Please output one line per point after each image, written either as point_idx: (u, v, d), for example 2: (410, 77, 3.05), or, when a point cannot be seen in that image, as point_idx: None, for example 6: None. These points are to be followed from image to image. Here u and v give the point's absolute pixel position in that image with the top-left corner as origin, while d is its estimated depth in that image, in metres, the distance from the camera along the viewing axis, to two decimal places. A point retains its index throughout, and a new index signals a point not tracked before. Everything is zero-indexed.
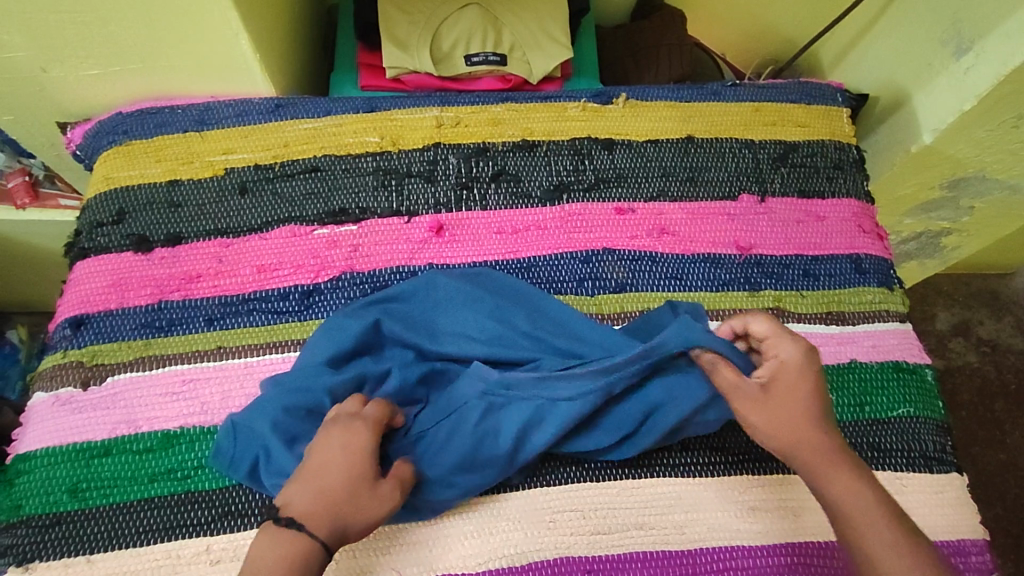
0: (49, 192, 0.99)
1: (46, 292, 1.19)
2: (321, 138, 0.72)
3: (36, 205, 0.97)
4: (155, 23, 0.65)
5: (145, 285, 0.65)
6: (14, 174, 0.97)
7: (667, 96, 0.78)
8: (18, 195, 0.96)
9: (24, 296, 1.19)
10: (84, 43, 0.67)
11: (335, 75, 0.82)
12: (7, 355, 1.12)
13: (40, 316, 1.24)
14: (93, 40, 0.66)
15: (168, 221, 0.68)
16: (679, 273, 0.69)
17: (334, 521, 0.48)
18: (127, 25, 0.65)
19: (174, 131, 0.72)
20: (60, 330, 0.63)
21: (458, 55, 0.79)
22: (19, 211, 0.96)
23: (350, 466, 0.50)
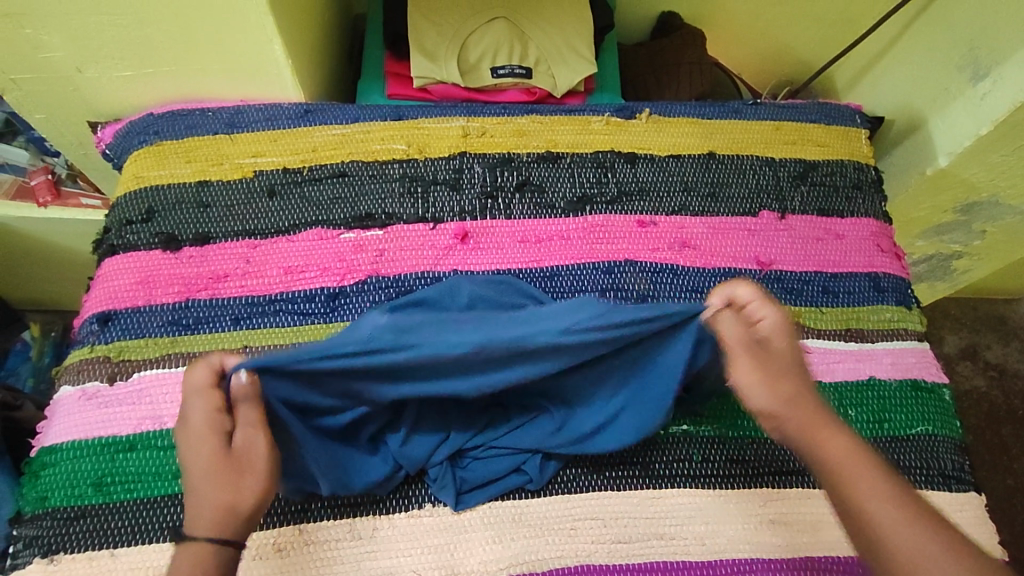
0: (72, 190, 1.01)
1: (60, 291, 1.19)
2: (349, 144, 0.73)
3: (58, 203, 0.99)
4: (192, 26, 0.66)
5: (173, 282, 0.65)
6: (37, 173, 0.99)
7: (689, 112, 0.79)
8: (41, 193, 0.98)
9: (39, 294, 1.20)
10: (120, 45, 0.68)
11: (362, 83, 0.83)
12: (19, 352, 1.12)
13: (52, 315, 1.24)
14: (129, 41, 0.68)
15: (197, 222, 0.68)
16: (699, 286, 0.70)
17: (221, 520, 0.47)
18: (165, 27, 0.66)
19: (204, 133, 0.73)
20: (88, 325, 0.63)
21: (484, 67, 0.80)
22: (40, 209, 0.97)
23: (194, 449, 0.48)
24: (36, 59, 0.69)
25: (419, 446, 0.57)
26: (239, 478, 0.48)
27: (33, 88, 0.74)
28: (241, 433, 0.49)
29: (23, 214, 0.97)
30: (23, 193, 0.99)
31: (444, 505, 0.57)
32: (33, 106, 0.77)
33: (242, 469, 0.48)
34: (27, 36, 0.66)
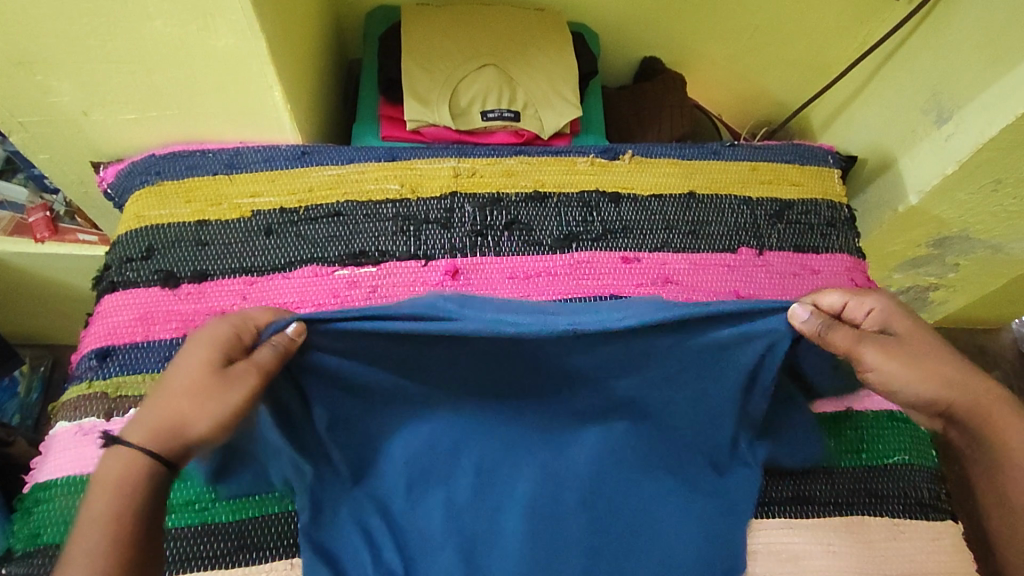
0: (68, 227, 1.02)
1: (54, 325, 1.20)
2: (344, 184, 0.77)
3: (54, 239, 1.00)
4: (196, 72, 0.69)
5: (171, 319, 0.67)
6: (35, 210, 1.01)
7: (670, 153, 0.83)
8: (38, 230, 1.00)
9: (31, 328, 1.20)
10: (125, 89, 0.71)
11: (357, 125, 0.86)
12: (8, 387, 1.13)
13: (43, 349, 1.25)
14: (134, 87, 0.71)
15: (195, 259, 0.70)
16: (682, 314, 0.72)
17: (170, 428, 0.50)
18: (171, 74, 0.69)
19: (204, 173, 0.75)
20: (85, 361, 0.65)
21: (474, 111, 0.83)
22: (38, 244, 0.99)
23: (185, 366, 0.51)
24: (44, 103, 0.72)
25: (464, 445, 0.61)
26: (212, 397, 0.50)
27: (38, 129, 0.76)
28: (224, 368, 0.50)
29: (20, 248, 0.98)
30: (21, 229, 1.01)
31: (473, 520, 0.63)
32: (38, 147, 0.80)
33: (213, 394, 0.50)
34: (37, 83, 0.69)
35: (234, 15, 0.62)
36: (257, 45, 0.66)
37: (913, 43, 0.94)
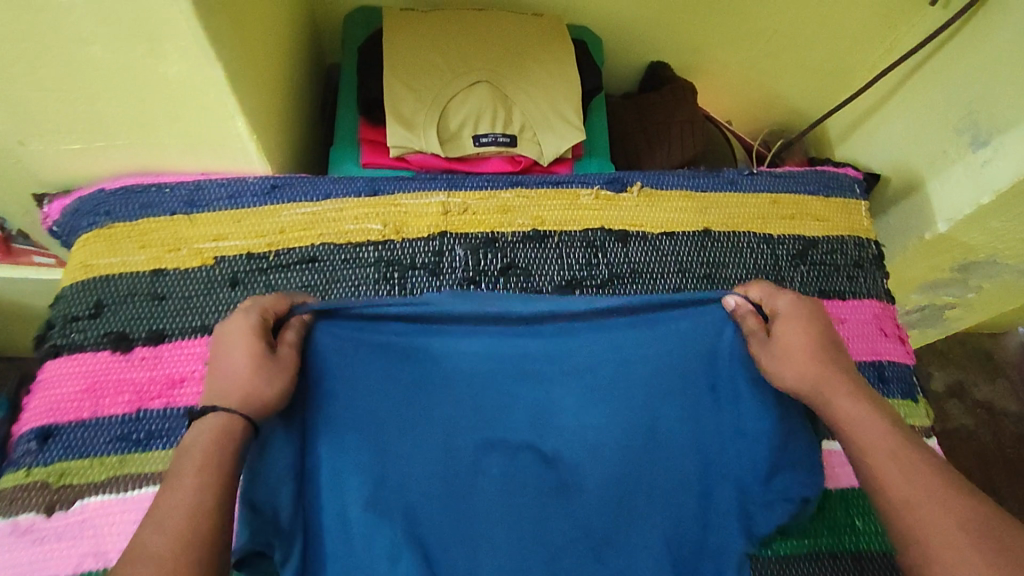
0: (22, 247, 0.90)
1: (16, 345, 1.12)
2: (320, 224, 0.69)
3: (7, 260, 0.88)
4: (144, 100, 0.60)
5: (122, 391, 0.59)
6: None
7: (683, 184, 0.75)
8: None
9: None
10: (66, 119, 0.61)
11: (335, 150, 0.77)
12: None
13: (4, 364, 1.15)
14: (75, 116, 0.61)
15: (151, 317, 0.62)
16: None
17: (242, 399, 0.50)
18: (115, 104, 0.60)
19: (160, 213, 0.67)
20: (24, 443, 0.57)
21: (466, 135, 0.74)
22: None
23: (234, 345, 0.52)
24: None
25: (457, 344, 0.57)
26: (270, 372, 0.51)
27: None
28: (288, 352, 0.53)
29: None
30: None
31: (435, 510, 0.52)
32: None
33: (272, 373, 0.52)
34: None
35: (183, 41, 0.52)
36: (214, 73, 0.56)
37: (948, 52, 0.85)
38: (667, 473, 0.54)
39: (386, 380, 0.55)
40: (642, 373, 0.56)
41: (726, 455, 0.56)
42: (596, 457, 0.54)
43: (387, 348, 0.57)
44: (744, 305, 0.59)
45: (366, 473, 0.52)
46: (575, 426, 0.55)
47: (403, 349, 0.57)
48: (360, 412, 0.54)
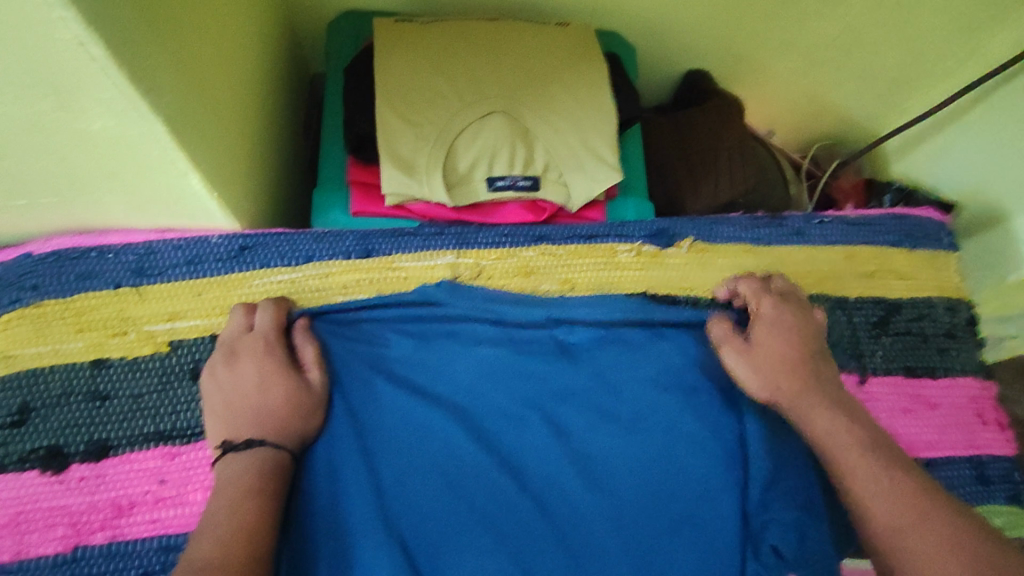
0: None
1: None
2: (301, 295, 0.57)
3: None
4: (66, 159, 0.47)
5: (55, 524, 0.48)
6: None
7: (742, 236, 0.62)
8: None
9: None
10: None
11: (320, 194, 0.64)
12: None
13: None
14: None
15: (91, 423, 0.51)
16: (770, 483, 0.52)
17: (265, 425, 0.48)
18: (30, 164, 0.47)
19: (103, 285, 0.56)
20: None
21: (478, 178, 0.61)
22: None
23: (255, 373, 0.50)
24: None
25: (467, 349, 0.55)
26: (293, 398, 0.50)
27: None
28: (316, 375, 0.52)
29: None
30: None
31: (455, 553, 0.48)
32: None
33: (294, 398, 0.50)
34: None
35: (105, 93, 0.40)
36: (153, 128, 0.44)
37: None
38: (700, 495, 0.51)
39: (390, 398, 0.52)
40: (647, 386, 0.55)
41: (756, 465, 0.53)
42: (606, 480, 0.51)
43: (387, 353, 0.55)
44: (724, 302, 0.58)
45: (373, 491, 0.49)
46: (599, 452, 0.52)
47: (412, 353, 0.55)
48: (364, 416, 0.52)
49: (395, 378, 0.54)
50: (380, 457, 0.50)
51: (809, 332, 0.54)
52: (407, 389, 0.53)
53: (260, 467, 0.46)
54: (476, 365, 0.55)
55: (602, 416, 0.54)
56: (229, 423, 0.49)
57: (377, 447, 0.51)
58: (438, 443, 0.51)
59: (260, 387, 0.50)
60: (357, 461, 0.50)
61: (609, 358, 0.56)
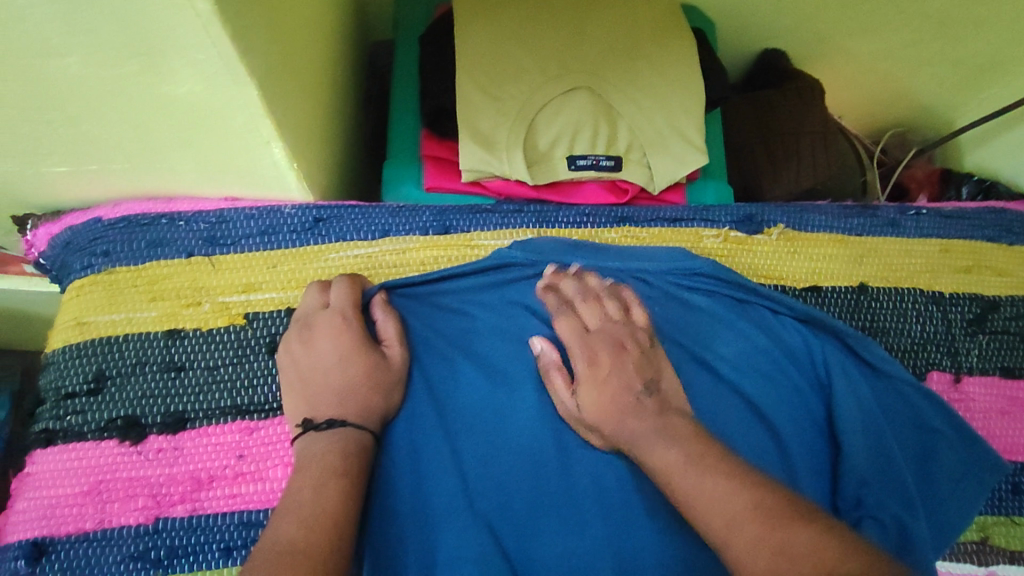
0: None
1: None
2: (377, 271, 0.55)
3: None
4: (145, 122, 0.45)
5: (134, 495, 0.48)
6: None
7: (833, 225, 0.60)
8: None
9: None
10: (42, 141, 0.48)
11: (392, 167, 0.62)
12: None
13: None
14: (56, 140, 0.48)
15: (166, 394, 0.50)
16: (864, 482, 0.50)
17: (347, 402, 0.47)
18: (106, 126, 0.46)
19: (175, 253, 0.54)
20: (13, 560, 0.46)
21: (560, 156, 0.59)
22: None
23: (338, 348, 0.48)
24: None
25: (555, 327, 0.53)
26: (376, 376, 0.48)
27: None
28: (397, 351, 0.50)
29: None
30: None
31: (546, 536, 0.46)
32: None
33: (376, 376, 0.48)
34: None
35: (200, 55, 0.38)
36: (241, 94, 0.42)
37: None
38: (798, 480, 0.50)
39: (470, 381, 0.51)
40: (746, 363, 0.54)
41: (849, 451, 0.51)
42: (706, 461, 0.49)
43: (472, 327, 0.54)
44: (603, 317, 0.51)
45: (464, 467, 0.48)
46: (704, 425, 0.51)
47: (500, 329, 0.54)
48: (451, 392, 0.51)
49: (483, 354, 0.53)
50: (458, 444, 0.49)
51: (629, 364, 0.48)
52: (492, 366, 0.52)
53: (344, 449, 0.44)
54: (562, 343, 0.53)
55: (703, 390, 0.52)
56: (310, 402, 0.47)
57: (465, 423, 0.50)
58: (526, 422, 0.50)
59: (341, 364, 0.48)
60: (438, 443, 0.49)
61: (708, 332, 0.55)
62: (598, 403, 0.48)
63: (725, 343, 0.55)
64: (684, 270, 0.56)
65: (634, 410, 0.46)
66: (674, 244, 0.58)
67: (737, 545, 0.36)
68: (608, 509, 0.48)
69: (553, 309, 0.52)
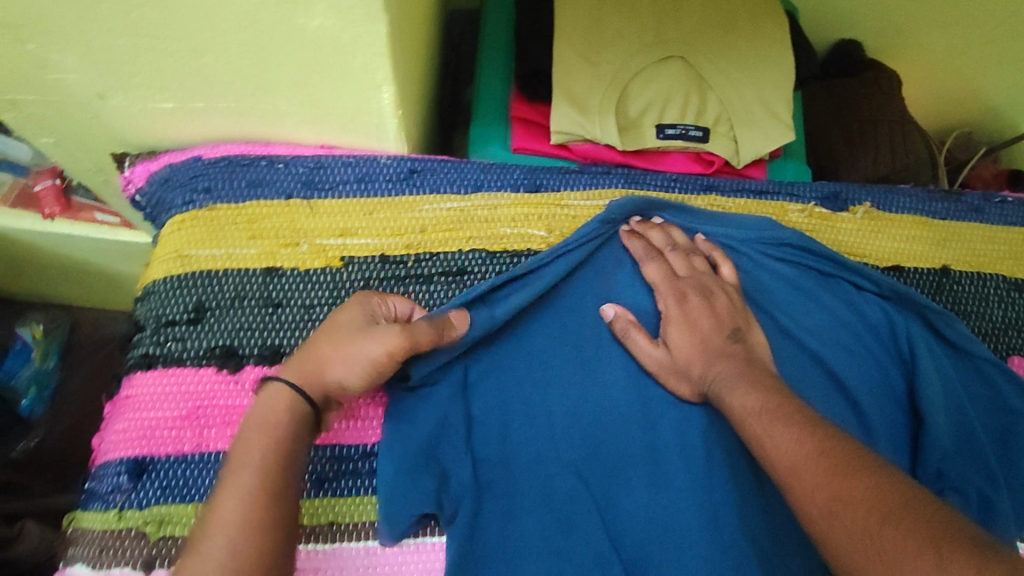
0: (84, 201, 0.83)
1: (72, 292, 0.99)
2: (467, 224, 0.56)
3: (67, 216, 0.81)
4: (265, 60, 0.46)
5: (230, 422, 0.49)
6: (43, 175, 0.81)
7: (917, 207, 0.60)
8: (47, 203, 0.81)
9: (52, 292, 0.99)
10: (158, 72, 0.48)
11: (480, 127, 0.63)
12: (20, 352, 0.92)
13: (60, 310, 1.03)
14: (172, 73, 0.48)
15: (264, 328, 0.51)
16: (946, 458, 0.51)
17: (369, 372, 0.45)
18: (224, 62, 0.47)
19: (274, 195, 0.55)
20: (114, 476, 0.48)
21: (649, 124, 0.60)
22: (45, 221, 0.81)
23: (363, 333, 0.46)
24: (43, 80, 0.50)
25: (640, 291, 0.54)
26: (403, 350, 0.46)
27: (40, 110, 0.54)
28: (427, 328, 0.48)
29: (28, 228, 0.80)
30: (31, 201, 0.82)
31: (632, 489, 0.48)
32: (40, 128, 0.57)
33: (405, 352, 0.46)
34: (29, 53, 0.47)
35: None
36: (369, 32, 0.43)
37: None
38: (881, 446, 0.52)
39: (557, 333, 0.53)
40: (829, 333, 0.55)
41: (930, 424, 0.52)
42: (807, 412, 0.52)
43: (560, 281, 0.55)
44: (680, 261, 0.53)
45: (557, 409, 0.50)
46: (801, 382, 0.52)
47: (586, 288, 0.54)
48: (541, 341, 0.53)
49: (572, 309, 0.54)
50: (550, 389, 0.51)
51: (716, 317, 0.51)
52: (576, 322, 0.53)
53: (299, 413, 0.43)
54: (645, 305, 0.54)
55: (797, 351, 0.54)
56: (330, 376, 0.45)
57: (553, 371, 0.51)
58: (605, 378, 0.51)
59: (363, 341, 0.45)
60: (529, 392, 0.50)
61: (790, 301, 0.56)
62: (686, 344, 0.50)
63: (809, 312, 0.55)
64: (771, 239, 0.57)
65: (728, 365, 0.48)
66: (762, 215, 0.59)
67: (802, 484, 0.38)
68: (691, 465, 0.49)
69: (639, 255, 0.54)
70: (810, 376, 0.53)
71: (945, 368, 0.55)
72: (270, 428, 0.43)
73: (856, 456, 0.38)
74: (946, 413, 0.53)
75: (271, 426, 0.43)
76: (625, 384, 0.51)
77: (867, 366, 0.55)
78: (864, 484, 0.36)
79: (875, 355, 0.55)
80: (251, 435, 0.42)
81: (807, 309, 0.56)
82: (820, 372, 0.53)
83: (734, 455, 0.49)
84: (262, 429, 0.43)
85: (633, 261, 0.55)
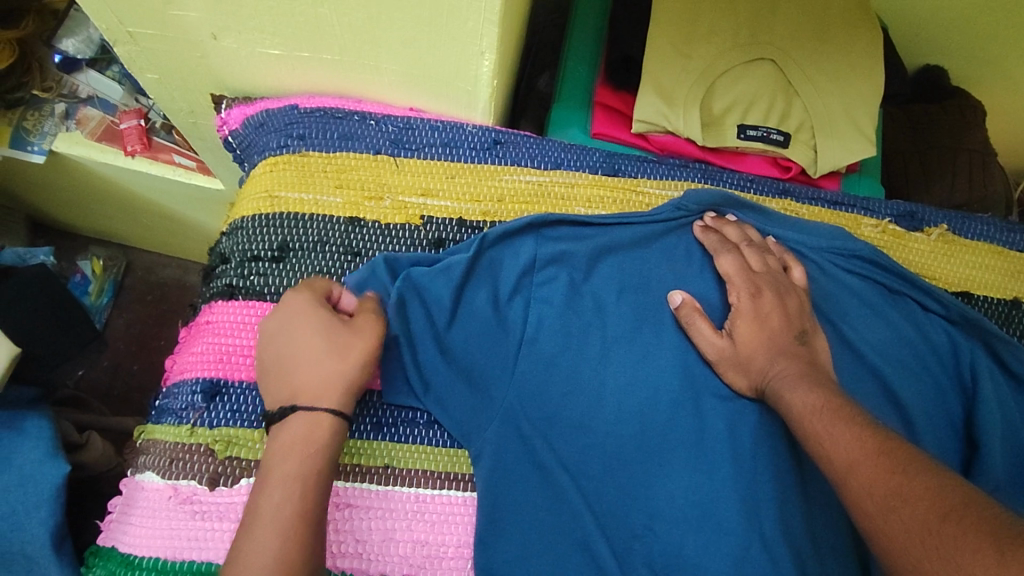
0: (163, 143, 0.81)
1: (134, 234, 1.03)
2: (544, 199, 0.57)
3: (147, 155, 0.80)
4: (380, 14, 0.48)
5: None
6: (129, 114, 0.80)
7: (993, 236, 0.60)
8: (128, 140, 0.79)
9: (115, 232, 1.03)
10: (276, 16, 0.50)
11: (561, 110, 0.64)
12: (79, 287, 0.98)
13: (118, 250, 1.07)
14: (289, 19, 0.50)
15: (342, 273, 0.53)
16: (997, 488, 0.50)
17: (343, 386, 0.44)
18: (342, 12, 0.48)
19: (363, 149, 0.57)
20: (190, 393, 0.50)
21: (731, 124, 0.60)
22: (126, 158, 0.79)
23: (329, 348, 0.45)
24: (163, 15, 0.51)
25: (707, 283, 0.55)
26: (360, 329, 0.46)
27: (150, 46, 0.56)
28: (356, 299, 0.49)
29: (107, 161, 0.79)
30: (109, 136, 0.80)
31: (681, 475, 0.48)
32: (146, 64, 0.59)
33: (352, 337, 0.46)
34: None
35: None
36: None
37: None
38: None
39: (624, 314, 0.53)
40: (892, 349, 0.55)
41: (987, 451, 0.51)
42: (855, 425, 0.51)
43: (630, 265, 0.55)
44: (755, 257, 0.54)
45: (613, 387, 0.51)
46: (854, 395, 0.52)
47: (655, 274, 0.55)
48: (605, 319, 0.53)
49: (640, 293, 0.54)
50: (611, 365, 0.52)
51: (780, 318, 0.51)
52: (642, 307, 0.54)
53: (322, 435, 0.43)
54: (711, 297, 0.54)
55: (851, 362, 0.54)
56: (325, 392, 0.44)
57: (615, 349, 0.52)
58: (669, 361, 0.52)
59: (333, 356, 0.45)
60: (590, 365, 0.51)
61: (856, 313, 0.56)
62: (749, 341, 0.50)
63: (873, 324, 0.55)
64: (844, 250, 0.57)
65: (792, 366, 0.48)
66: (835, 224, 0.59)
67: (859, 480, 0.38)
68: (739, 458, 0.49)
69: (713, 247, 0.55)
70: (865, 390, 0.53)
71: (1004, 398, 0.54)
72: (293, 465, 0.41)
73: (914, 456, 0.38)
74: (1003, 443, 0.52)
75: (309, 456, 0.42)
76: (683, 373, 0.51)
77: (926, 388, 0.54)
78: (922, 483, 0.36)
79: (935, 377, 0.55)
80: (290, 466, 0.41)
81: (873, 322, 0.55)
82: (874, 388, 0.53)
83: (784, 456, 0.49)
84: (286, 468, 0.41)
85: (705, 252, 0.56)
